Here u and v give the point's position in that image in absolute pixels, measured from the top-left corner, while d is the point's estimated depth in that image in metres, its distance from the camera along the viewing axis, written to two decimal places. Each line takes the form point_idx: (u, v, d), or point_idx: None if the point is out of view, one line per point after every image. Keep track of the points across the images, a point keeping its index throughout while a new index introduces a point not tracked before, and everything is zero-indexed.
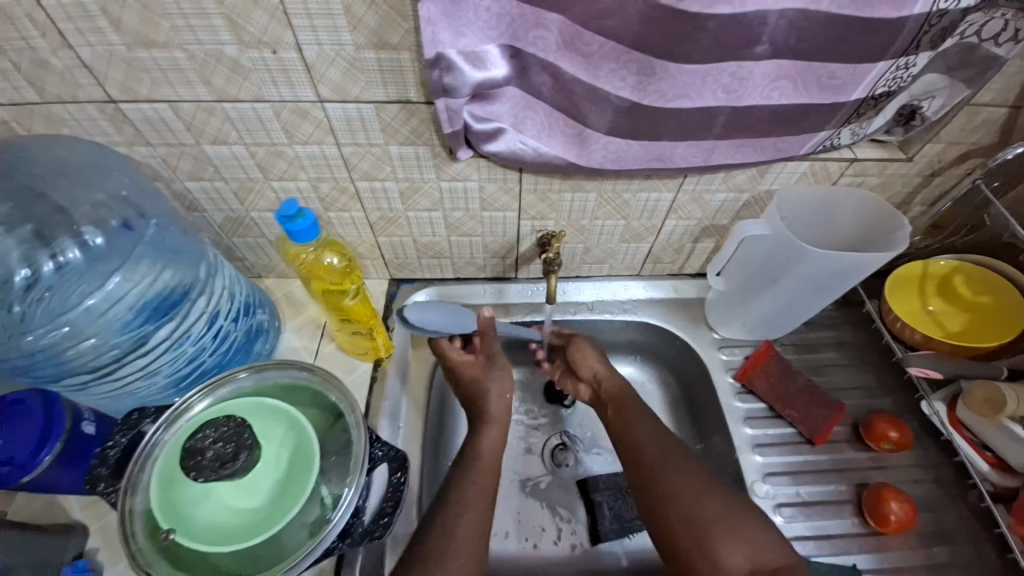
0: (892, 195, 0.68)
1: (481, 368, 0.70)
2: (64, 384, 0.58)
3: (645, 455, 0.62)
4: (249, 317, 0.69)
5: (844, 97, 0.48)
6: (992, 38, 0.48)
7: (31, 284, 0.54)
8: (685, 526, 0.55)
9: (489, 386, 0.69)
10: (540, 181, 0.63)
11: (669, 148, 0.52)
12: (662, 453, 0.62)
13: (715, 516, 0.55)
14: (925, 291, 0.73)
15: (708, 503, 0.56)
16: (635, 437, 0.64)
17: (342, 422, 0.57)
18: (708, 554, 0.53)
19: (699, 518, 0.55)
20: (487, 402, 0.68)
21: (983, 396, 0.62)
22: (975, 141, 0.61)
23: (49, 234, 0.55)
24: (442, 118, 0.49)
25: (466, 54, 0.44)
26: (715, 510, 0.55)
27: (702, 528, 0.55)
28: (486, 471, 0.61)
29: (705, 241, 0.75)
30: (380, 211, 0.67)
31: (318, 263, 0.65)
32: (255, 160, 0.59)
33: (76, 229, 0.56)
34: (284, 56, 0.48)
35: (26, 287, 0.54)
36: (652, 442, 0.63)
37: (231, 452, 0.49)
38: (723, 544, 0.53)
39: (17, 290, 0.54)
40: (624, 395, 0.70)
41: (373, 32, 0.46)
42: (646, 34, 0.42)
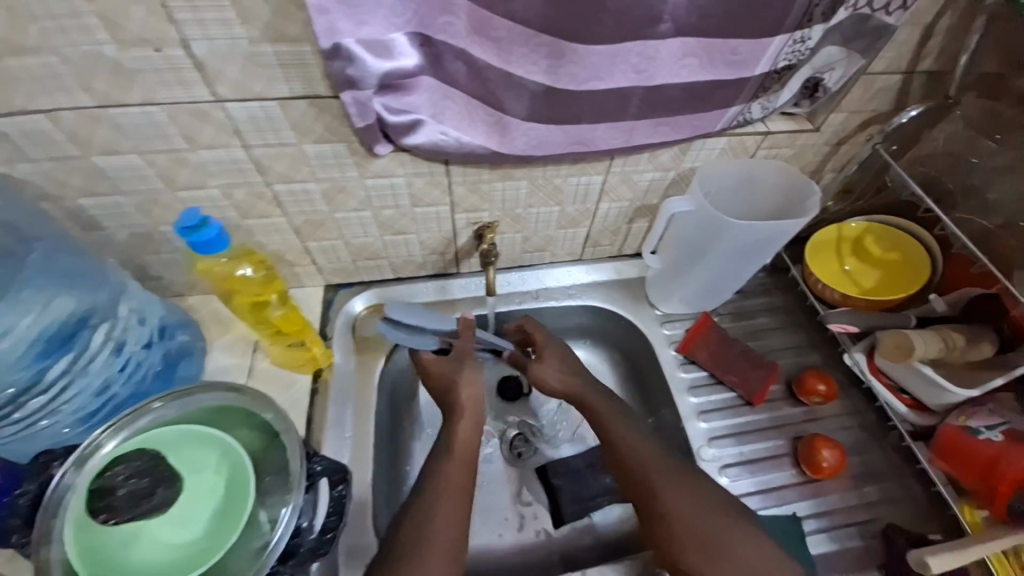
0: (806, 164, 0.72)
1: (451, 364, 0.66)
2: None
3: (649, 475, 0.61)
4: (165, 341, 0.65)
5: (748, 72, 0.50)
6: (882, 8, 0.51)
7: None
8: (690, 548, 0.57)
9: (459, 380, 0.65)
10: (468, 172, 0.62)
11: (590, 131, 0.52)
12: (664, 472, 0.61)
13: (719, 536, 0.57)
14: (841, 252, 0.78)
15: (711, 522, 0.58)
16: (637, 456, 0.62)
17: (279, 441, 0.53)
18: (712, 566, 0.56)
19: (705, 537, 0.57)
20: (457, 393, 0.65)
21: (895, 342, 0.66)
22: (874, 109, 0.65)
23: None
24: (352, 112, 0.47)
25: (369, 43, 0.42)
26: (718, 527, 0.58)
27: (708, 550, 0.56)
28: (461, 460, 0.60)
29: (640, 221, 0.77)
30: (304, 215, 0.63)
31: (233, 276, 0.63)
32: (156, 170, 0.54)
33: None
34: (172, 54, 0.44)
35: None
36: (654, 459, 0.62)
37: (146, 487, 0.49)
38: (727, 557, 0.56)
39: None
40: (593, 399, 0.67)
41: (268, 24, 0.43)
42: (553, 15, 0.41)
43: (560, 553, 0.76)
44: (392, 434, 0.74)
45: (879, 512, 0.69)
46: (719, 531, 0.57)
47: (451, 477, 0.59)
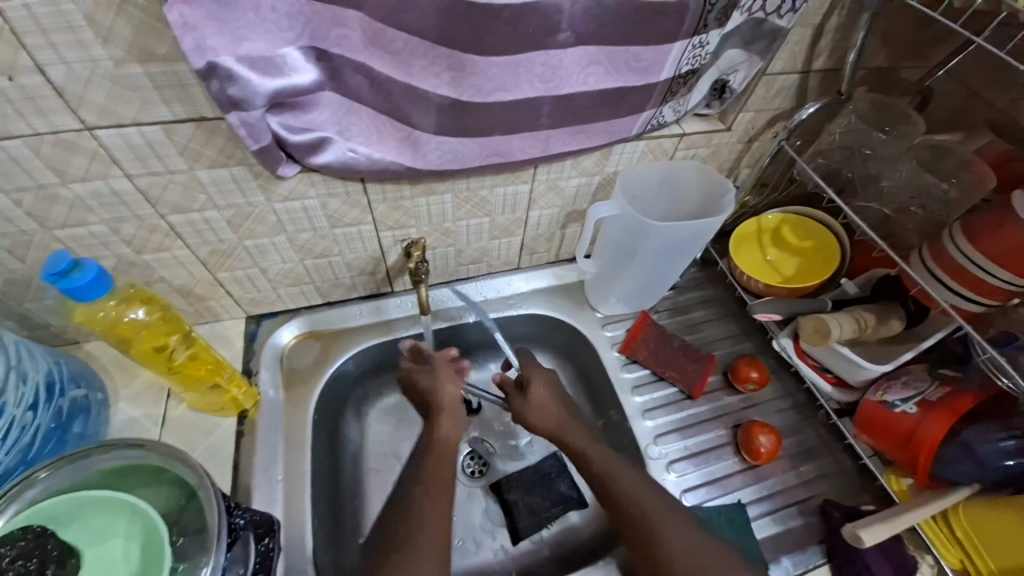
0: (722, 163, 0.74)
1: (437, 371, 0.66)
2: None
3: (634, 507, 0.59)
4: (56, 398, 0.58)
5: (653, 78, 0.51)
6: (775, 12, 0.53)
7: None
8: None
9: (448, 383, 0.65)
10: (387, 190, 0.59)
11: (505, 142, 0.51)
12: (654, 504, 0.59)
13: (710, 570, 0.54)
14: (762, 242, 0.81)
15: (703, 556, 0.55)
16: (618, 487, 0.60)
17: (196, 501, 0.48)
18: None
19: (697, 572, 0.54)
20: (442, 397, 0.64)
21: (814, 327, 0.69)
22: (778, 106, 0.68)
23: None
24: (241, 134, 0.43)
25: (252, 61, 0.39)
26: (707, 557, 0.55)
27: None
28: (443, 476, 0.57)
29: (573, 226, 0.77)
30: (209, 245, 0.58)
31: (121, 322, 0.55)
32: (23, 209, 0.48)
33: None
34: (24, 82, 0.39)
35: None
36: (637, 488, 0.60)
37: (35, 569, 0.41)
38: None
39: None
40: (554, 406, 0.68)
41: (133, 43, 0.39)
42: (448, 27, 0.40)
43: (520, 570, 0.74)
44: (335, 469, 0.70)
45: (816, 489, 0.72)
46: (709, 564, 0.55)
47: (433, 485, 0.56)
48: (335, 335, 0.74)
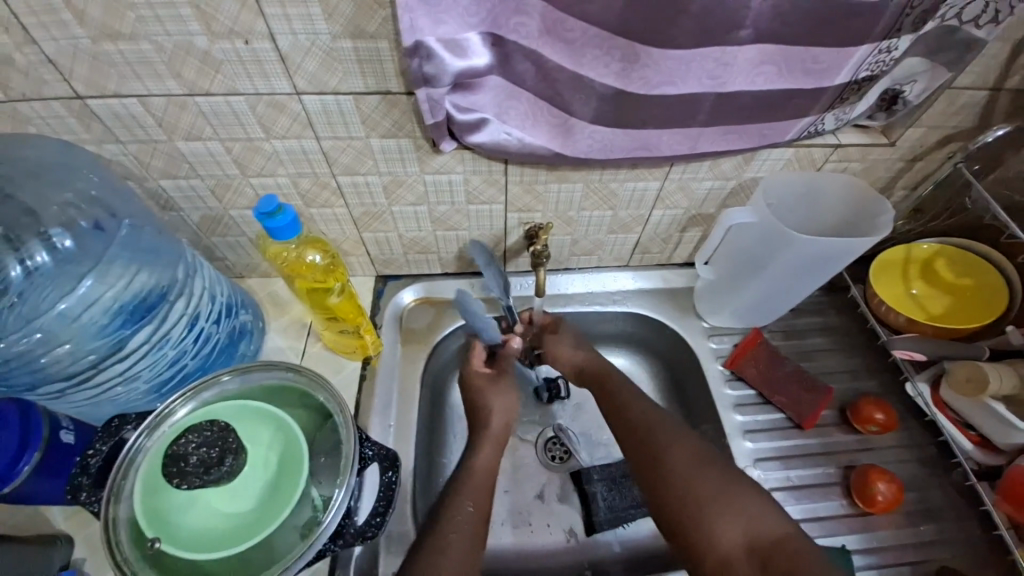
0: (875, 180, 0.68)
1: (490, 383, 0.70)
2: (41, 392, 0.57)
3: (649, 426, 0.61)
4: (231, 318, 0.68)
5: (828, 81, 0.48)
6: (972, 21, 0.48)
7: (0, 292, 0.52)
8: (684, 501, 0.55)
9: (491, 404, 0.68)
10: (526, 172, 0.62)
11: (655, 137, 0.52)
12: (662, 427, 0.61)
13: (717, 486, 0.55)
14: (908, 276, 0.73)
15: (715, 472, 0.56)
16: (638, 416, 0.63)
17: (331, 422, 0.56)
18: (704, 528, 0.53)
19: (702, 486, 0.55)
20: (490, 420, 0.67)
21: (966, 374, 0.63)
22: (956, 125, 0.61)
23: (17, 238, 0.53)
24: (424, 109, 0.48)
25: (446, 41, 0.43)
26: (721, 475, 0.56)
27: (704, 509, 0.53)
28: (482, 490, 0.59)
29: (693, 230, 0.75)
30: (363, 207, 0.65)
31: (300, 261, 0.64)
32: (231, 156, 0.57)
33: (42, 231, 0.54)
34: (257, 46, 0.46)
35: None
36: (660, 419, 0.62)
37: (216, 458, 0.48)
38: (720, 520, 0.52)
39: None
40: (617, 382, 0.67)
41: (349, 21, 0.45)
42: (629, 19, 0.41)
43: (588, 560, 0.74)
44: (431, 425, 0.75)
45: (933, 553, 0.65)
46: (722, 483, 0.55)
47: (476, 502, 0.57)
48: (448, 304, 0.80)
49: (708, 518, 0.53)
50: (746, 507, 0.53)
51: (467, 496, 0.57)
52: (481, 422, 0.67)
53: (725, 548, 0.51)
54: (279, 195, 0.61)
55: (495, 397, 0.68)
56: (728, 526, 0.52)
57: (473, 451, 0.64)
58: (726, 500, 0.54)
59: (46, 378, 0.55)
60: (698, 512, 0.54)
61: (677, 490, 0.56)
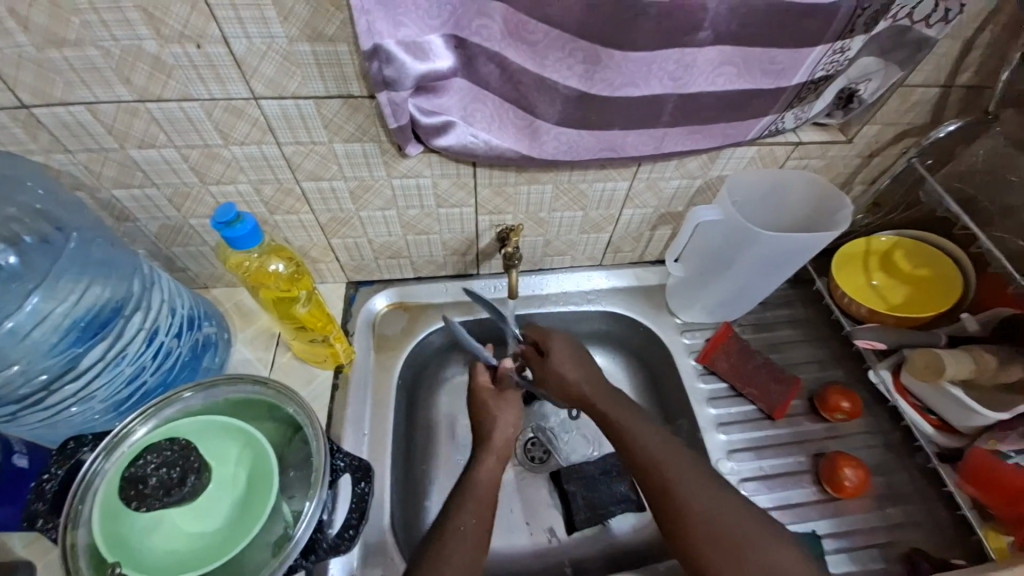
0: (836, 176, 0.70)
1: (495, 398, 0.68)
2: None
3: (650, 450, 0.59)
4: (193, 331, 0.65)
5: (785, 81, 0.49)
6: (923, 21, 0.50)
7: None
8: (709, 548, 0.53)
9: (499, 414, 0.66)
10: (495, 175, 0.61)
11: (621, 137, 0.52)
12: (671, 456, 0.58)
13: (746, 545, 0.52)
14: (868, 266, 0.76)
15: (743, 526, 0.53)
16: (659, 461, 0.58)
17: (302, 434, 0.54)
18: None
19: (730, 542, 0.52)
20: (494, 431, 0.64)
21: (925, 361, 0.66)
22: (909, 121, 0.63)
23: None
24: (386, 112, 0.47)
25: (406, 44, 0.42)
26: (749, 530, 0.53)
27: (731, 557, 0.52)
28: (484, 500, 0.58)
29: (663, 228, 0.76)
30: (330, 212, 0.64)
31: (263, 270, 0.62)
32: (189, 164, 0.55)
33: None
34: (210, 50, 0.45)
35: None
36: (684, 465, 0.58)
37: (177, 479, 0.44)
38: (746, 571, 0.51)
39: None
40: (606, 397, 0.65)
41: (306, 23, 0.44)
42: (591, 22, 0.41)
43: (570, 560, 0.74)
44: (408, 432, 0.75)
45: (900, 535, 0.67)
46: (744, 532, 0.53)
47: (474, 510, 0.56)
48: (422, 309, 0.79)
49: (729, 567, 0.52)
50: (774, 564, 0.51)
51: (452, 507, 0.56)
52: (485, 434, 0.65)
53: None
54: (240, 203, 0.59)
55: (502, 408, 0.67)
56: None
57: (477, 461, 0.62)
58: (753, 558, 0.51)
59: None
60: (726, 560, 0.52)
61: (704, 546, 0.53)
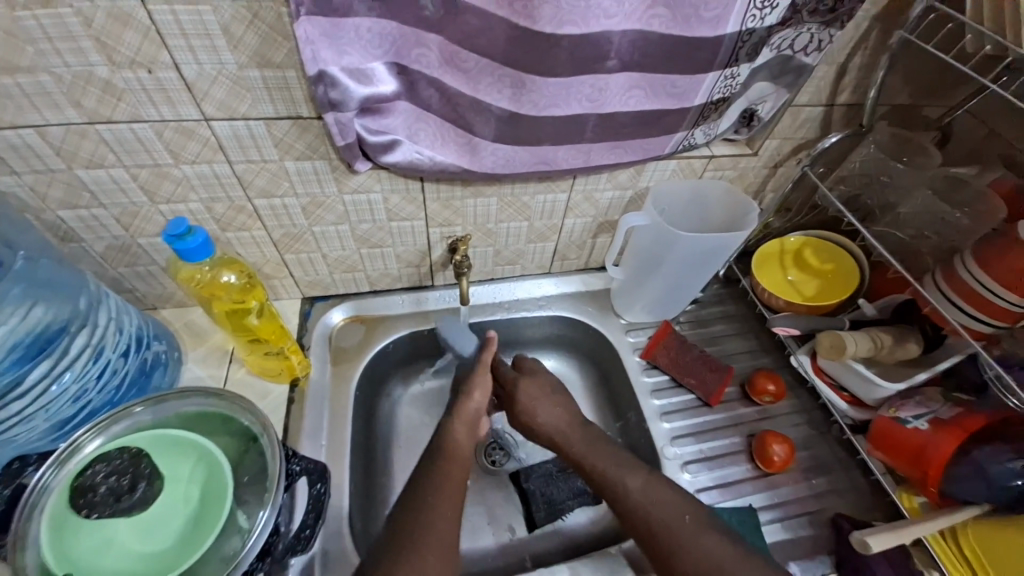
0: (749, 185, 0.79)
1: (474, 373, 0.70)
2: None
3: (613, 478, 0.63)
4: (142, 350, 0.65)
5: (688, 102, 0.57)
6: (802, 50, 0.58)
7: None
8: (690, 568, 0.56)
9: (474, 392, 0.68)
10: (442, 189, 0.66)
11: (552, 152, 0.58)
12: (636, 481, 0.62)
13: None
14: (784, 263, 0.84)
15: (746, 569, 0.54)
16: (649, 515, 0.60)
17: (256, 445, 0.55)
18: None
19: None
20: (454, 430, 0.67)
21: (829, 342, 0.73)
22: (804, 136, 0.73)
23: None
24: (334, 131, 0.51)
25: (350, 70, 0.47)
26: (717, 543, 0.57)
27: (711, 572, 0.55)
28: (455, 477, 0.61)
29: (603, 236, 0.82)
30: (283, 228, 0.66)
31: (215, 282, 0.63)
32: (138, 183, 0.57)
33: None
34: (161, 76, 0.47)
35: None
36: (676, 516, 0.59)
37: (128, 485, 0.49)
38: None
39: None
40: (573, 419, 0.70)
41: (255, 51, 0.47)
42: (515, 51, 0.47)
43: (531, 556, 0.77)
44: (367, 441, 0.76)
45: (827, 502, 0.74)
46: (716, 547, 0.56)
47: (444, 484, 0.60)
48: (379, 321, 0.81)
49: None
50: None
51: (424, 490, 0.59)
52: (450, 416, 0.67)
53: None
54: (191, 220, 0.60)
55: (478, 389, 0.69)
56: None
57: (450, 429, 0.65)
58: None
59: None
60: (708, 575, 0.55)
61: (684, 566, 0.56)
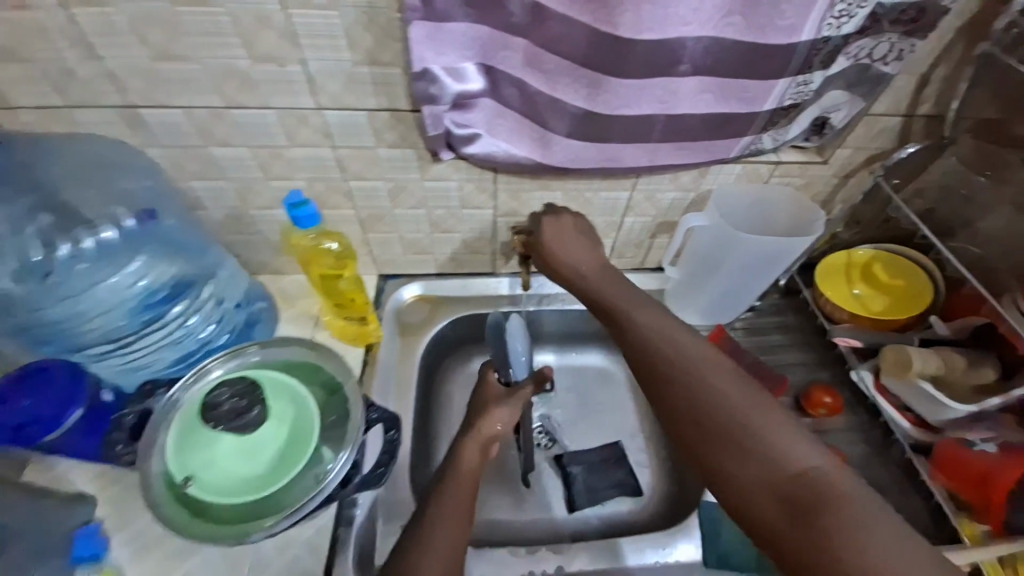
0: (816, 195, 0.79)
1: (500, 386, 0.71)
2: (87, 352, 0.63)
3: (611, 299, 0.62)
4: (248, 306, 0.76)
5: (758, 107, 0.59)
6: (881, 59, 0.58)
7: (74, 258, 0.60)
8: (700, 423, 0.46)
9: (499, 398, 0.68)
10: (512, 181, 0.71)
11: (619, 150, 0.62)
12: (628, 300, 0.60)
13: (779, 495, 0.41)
14: (850, 277, 0.82)
15: (811, 485, 0.41)
16: (646, 349, 0.54)
17: (340, 394, 0.63)
18: (727, 457, 0.44)
19: (806, 506, 0.40)
20: None
21: (894, 357, 0.72)
22: (879, 146, 0.72)
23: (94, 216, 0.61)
24: (427, 123, 0.58)
25: (447, 69, 0.53)
26: (743, 405, 0.46)
27: (721, 436, 0.45)
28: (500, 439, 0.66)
29: (662, 237, 0.84)
30: (370, 209, 0.74)
31: (318, 249, 0.75)
32: (257, 162, 0.66)
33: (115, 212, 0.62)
34: (290, 69, 0.56)
35: (69, 260, 0.60)
36: (682, 358, 0.51)
37: (245, 406, 0.58)
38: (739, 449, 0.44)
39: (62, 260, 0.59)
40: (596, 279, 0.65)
41: (368, 51, 0.55)
42: (595, 56, 0.52)
43: (569, 535, 0.80)
44: (424, 408, 0.83)
45: None
46: (738, 409, 0.45)
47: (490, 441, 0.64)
48: (442, 302, 0.88)
49: (724, 459, 0.44)
50: (776, 455, 0.42)
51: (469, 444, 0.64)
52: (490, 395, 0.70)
53: (744, 482, 0.42)
54: None
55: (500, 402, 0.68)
56: (746, 463, 0.43)
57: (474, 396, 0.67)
58: (841, 536, 0.37)
59: (90, 339, 0.62)
60: (706, 427, 0.46)
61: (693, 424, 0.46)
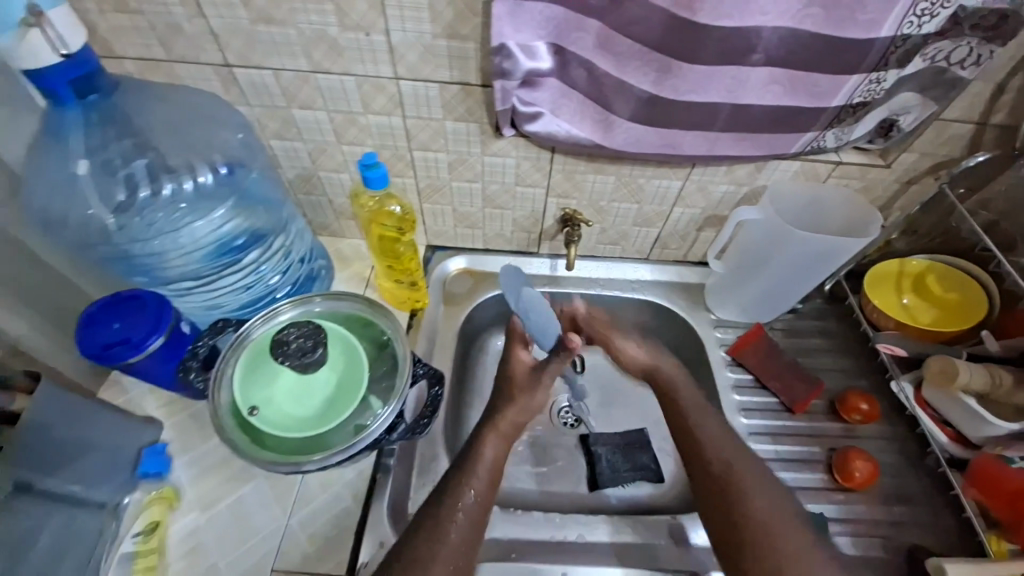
0: (874, 199, 0.78)
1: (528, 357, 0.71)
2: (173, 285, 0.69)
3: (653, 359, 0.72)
4: (310, 262, 0.81)
5: (826, 103, 0.59)
6: (959, 63, 0.57)
7: (172, 198, 0.66)
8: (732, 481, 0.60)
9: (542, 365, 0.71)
10: (568, 162, 0.73)
11: (680, 137, 0.63)
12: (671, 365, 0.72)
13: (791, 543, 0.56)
14: (901, 285, 0.81)
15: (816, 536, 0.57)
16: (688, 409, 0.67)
17: (390, 347, 0.67)
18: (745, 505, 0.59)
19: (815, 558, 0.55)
20: None
21: (940, 368, 0.71)
22: (947, 153, 0.70)
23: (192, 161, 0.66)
24: (497, 97, 0.60)
25: (522, 45, 0.56)
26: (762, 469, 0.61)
27: (739, 489, 0.59)
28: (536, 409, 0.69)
29: (708, 230, 0.85)
30: (429, 179, 0.78)
31: (381, 210, 0.77)
32: (332, 126, 0.70)
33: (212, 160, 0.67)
34: (374, 38, 0.60)
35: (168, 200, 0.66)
36: (716, 423, 0.65)
37: (310, 344, 0.59)
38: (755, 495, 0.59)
39: (163, 199, 0.65)
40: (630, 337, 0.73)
41: (448, 24, 0.58)
42: (668, 41, 0.53)
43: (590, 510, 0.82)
44: (461, 375, 0.87)
45: (906, 531, 0.72)
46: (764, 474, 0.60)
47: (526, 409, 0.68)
48: (486, 276, 0.91)
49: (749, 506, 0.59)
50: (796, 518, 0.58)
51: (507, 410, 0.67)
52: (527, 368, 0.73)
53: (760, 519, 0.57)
54: None
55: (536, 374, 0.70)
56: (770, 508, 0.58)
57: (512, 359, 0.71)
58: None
59: (177, 274, 0.68)
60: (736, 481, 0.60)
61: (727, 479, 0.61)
